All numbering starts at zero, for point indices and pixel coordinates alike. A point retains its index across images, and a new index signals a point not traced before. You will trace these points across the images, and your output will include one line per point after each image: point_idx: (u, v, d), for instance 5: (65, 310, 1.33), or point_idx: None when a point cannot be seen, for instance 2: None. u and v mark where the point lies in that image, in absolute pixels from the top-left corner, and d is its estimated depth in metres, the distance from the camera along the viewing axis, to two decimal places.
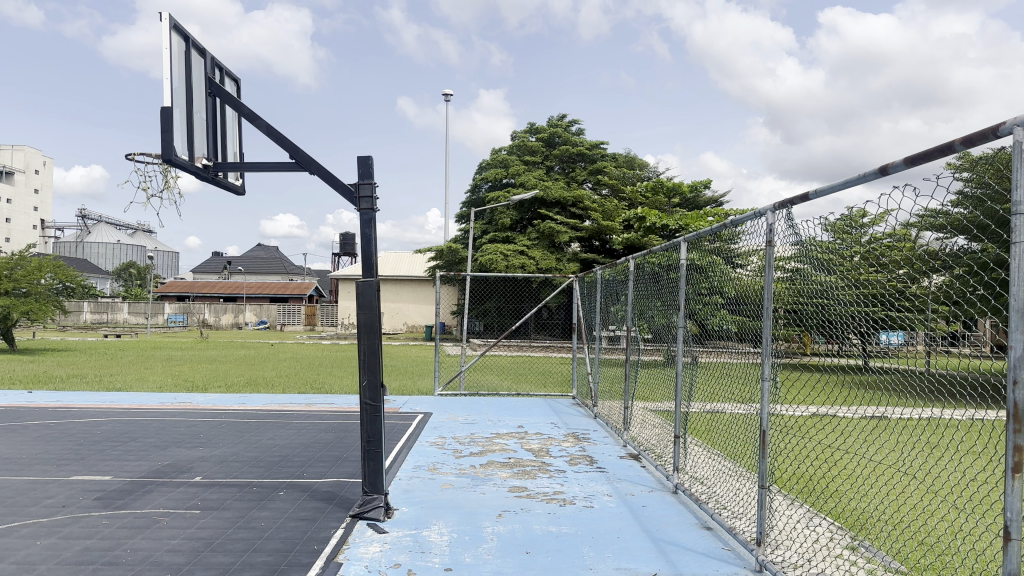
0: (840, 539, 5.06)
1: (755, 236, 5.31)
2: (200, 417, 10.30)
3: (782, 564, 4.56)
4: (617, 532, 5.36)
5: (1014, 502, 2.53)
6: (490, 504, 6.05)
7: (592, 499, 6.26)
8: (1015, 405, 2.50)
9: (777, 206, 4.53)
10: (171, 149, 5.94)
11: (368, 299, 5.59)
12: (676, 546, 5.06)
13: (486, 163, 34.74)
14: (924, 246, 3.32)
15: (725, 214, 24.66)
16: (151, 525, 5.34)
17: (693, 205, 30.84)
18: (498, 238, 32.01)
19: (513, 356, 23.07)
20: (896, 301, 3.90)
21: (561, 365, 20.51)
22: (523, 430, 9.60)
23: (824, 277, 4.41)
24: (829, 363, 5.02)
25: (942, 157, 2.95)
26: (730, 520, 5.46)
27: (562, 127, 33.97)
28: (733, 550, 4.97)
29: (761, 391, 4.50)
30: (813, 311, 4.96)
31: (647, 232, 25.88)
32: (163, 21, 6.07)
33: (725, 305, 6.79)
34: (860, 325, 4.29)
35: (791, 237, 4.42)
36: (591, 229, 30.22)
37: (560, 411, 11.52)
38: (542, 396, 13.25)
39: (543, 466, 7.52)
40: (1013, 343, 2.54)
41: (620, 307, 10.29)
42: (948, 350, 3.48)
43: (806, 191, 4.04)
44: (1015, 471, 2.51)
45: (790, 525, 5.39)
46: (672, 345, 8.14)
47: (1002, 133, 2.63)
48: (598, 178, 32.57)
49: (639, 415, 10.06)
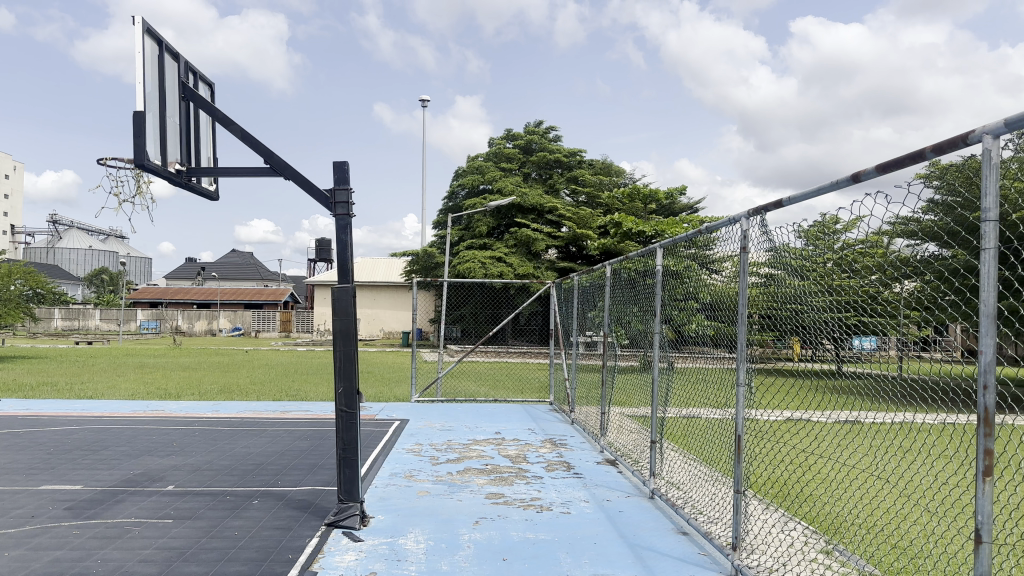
0: (815, 543, 5.11)
1: (729, 243, 5.36)
2: (172, 425, 10.17)
3: (757, 568, 4.57)
4: (594, 538, 5.37)
5: (985, 505, 2.57)
6: (467, 511, 6.03)
7: (569, 505, 6.26)
8: (986, 409, 2.54)
9: (751, 212, 4.58)
10: (143, 154, 5.86)
11: (344, 306, 5.55)
12: (652, 551, 5.07)
13: (464, 169, 34.77)
14: (895, 252, 3.37)
15: (701, 221, 24.90)
16: (122, 535, 5.26)
17: (670, 213, 31.03)
18: (475, 244, 32.03)
19: (491, 362, 23.05)
20: (869, 308, 3.96)
21: (538, 371, 20.59)
22: (500, 436, 9.59)
23: (798, 283, 4.46)
24: (803, 368, 5.07)
25: (913, 165, 3.00)
26: (706, 525, 5.47)
27: (539, 133, 34.01)
28: (709, 554, 4.99)
29: (736, 397, 4.53)
30: (786, 317, 5.01)
31: (624, 238, 26.01)
32: (136, 25, 6.00)
33: (701, 310, 6.82)
34: (832, 331, 4.34)
35: (765, 243, 4.47)
36: (567, 236, 30.39)
37: (537, 417, 11.52)
38: (519, 402, 13.25)
39: (520, 472, 7.53)
40: (983, 348, 2.58)
41: (597, 313, 10.33)
42: (920, 355, 3.54)
43: (780, 199, 4.09)
44: (986, 475, 2.55)
45: (766, 530, 5.42)
46: (649, 350, 8.17)
47: (971, 141, 2.68)
48: (575, 185, 32.73)
49: (616, 420, 10.08)
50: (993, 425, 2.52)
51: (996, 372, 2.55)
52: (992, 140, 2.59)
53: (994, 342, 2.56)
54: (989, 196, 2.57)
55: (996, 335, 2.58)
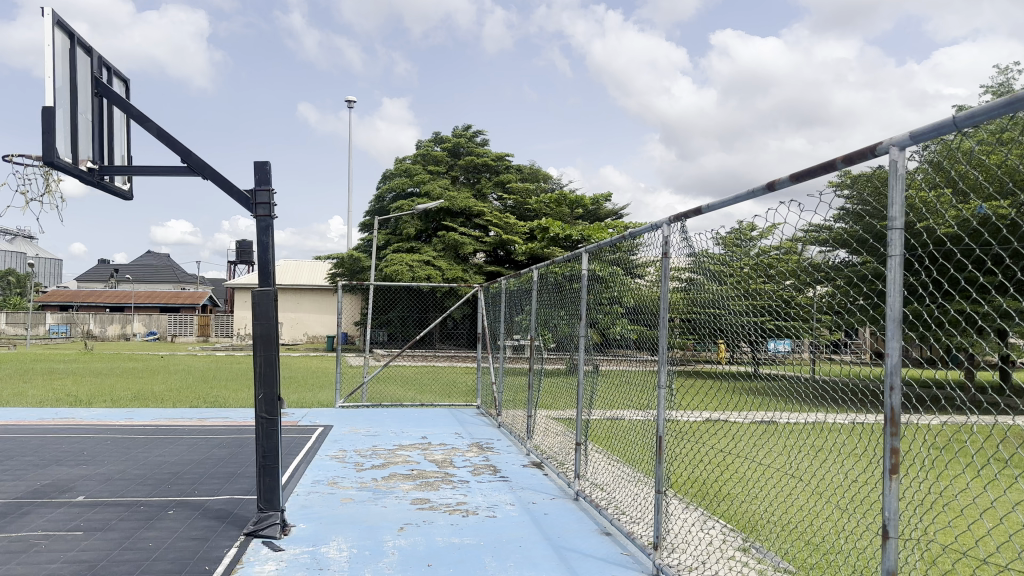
0: (732, 540, 5.25)
1: (651, 248, 5.47)
2: (82, 433, 9.72)
3: (677, 567, 4.66)
4: (519, 541, 5.38)
5: (892, 501, 2.69)
6: (391, 517, 5.96)
7: (494, 509, 6.26)
8: (892, 410, 2.66)
9: (672, 219, 4.68)
10: (52, 151, 5.59)
11: (265, 310, 5.41)
12: (576, 553, 5.12)
13: (391, 172, 34.47)
14: (808, 258, 3.50)
15: (626, 226, 25.35)
16: (26, 549, 4.99)
17: (596, 218, 31.46)
18: (402, 248, 31.78)
19: (418, 366, 22.87)
20: (783, 312, 4.10)
21: (465, 375, 20.55)
22: (427, 441, 9.52)
23: (716, 288, 4.58)
24: (721, 370, 5.22)
25: (824, 175, 3.12)
26: (628, 525, 5.55)
27: (467, 137, 34.01)
28: (631, 554, 5.07)
29: (657, 399, 4.62)
30: (705, 321, 5.14)
31: (551, 242, 26.24)
32: (46, 16, 5.73)
33: (626, 314, 6.93)
34: (750, 334, 4.48)
35: (685, 248, 4.58)
36: (495, 240, 30.44)
37: (464, 420, 11.48)
38: (445, 406, 13.20)
39: (447, 476, 7.49)
40: (889, 351, 2.70)
41: (524, 317, 10.38)
42: (833, 357, 3.68)
43: (699, 206, 4.20)
44: (893, 472, 2.66)
45: (686, 528, 5.55)
46: (575, 354, 8.25)
47: (879, 153, 2.80)
48: (503, 189, 32.85)
49: (543, 423, 10.15)
50: (898, 425, 2.64)
51: (901, 374, 2.67)
52: (898, 152, 2.71)
53: (899, 345, 2.67)
54: (896, 206, 2.69)
55: (900, 339, 2.70)
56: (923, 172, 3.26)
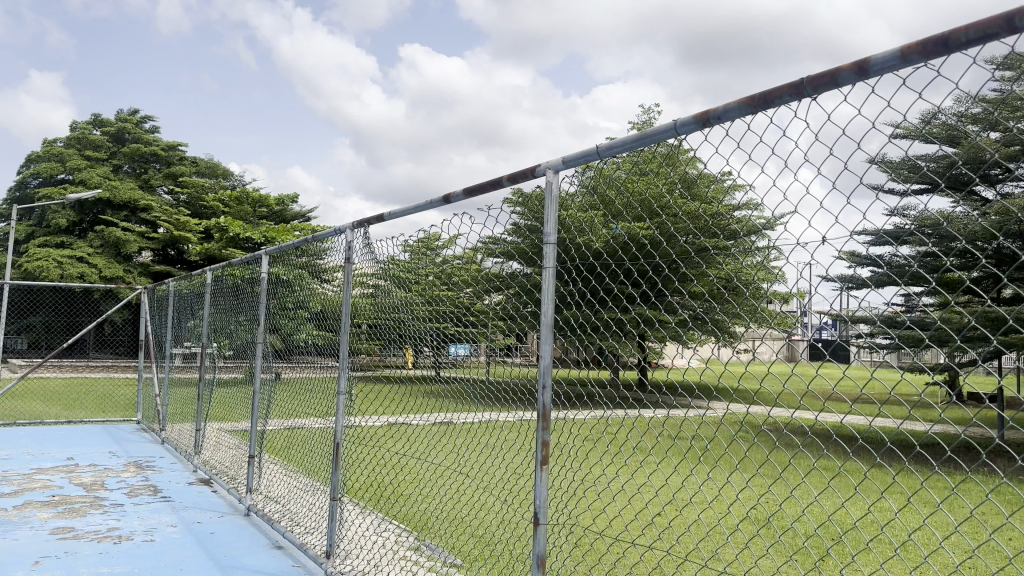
0: (405, 541, 5.38)
1: (337, 254, 5.44)
2: None
3: (350, 572, 4.66)
4: (180, 565, 4.98)
5: (543, 491, 2.96)
6: (23, 552, 5.16)
7: (154, 532, 5.72)
8: (544, 406, 2.93)
9: (355, 226, 4.71)
10: None
11: None
12: (244, 570, 4.87)
13: (37, 155, 29.99)
14: (486, 268, 3.76)
15: (312, 230, 24.86)
16: None
17: (281, 219, 30.42)
18: (49, 242, 27.75)
19: (67, 378, 20.14)
20: (461, 318, 4.32)
21: (125, 386, 18.51)
22: (73, 463, 8.40)
23: (400, 294, 4.71)
24: (403, 375, 5.35)
25: (492, 191, 3.35)
26: (302, 536, 5.42)
27: (134, 122, 30.78)
28: (302, 566, 4.95)
29: (336, 406, 4.58)
30: (387, 327, 5.24)
31: (230, 243, 24.80)
32: None
33: (308, 320, 6.77)
34: (431, 340, 4.66)
35: (369, 255, 4.64)
36: (165, 238, 27.95)
37: (121, 438, 10.35)
38: (97, 423, 11.75)
39: (96, 501, 6.68)
40: (543, 353, 2.97)
41: (196, 323, 9.64)
42: (505, 359, 3.99)
43: (382, 214, 4.27)
44: (544, 463, 2.93)
45: (361, 533, 5.56)
46: (252, 361, 7.86)
47: (538, 174, 3.08)
48: (176, 183, 30.31)
49: (214, 435, 9.51)
50: (549, 421, 2.91)
51: (552, 374, 2.96)
52: (553, 174, 3.00)
53: (551, 348, 2.96)
54: (550, 223, 2.97)
55: (553, 342, 2.99)
56: (579, 194, 3.65)
